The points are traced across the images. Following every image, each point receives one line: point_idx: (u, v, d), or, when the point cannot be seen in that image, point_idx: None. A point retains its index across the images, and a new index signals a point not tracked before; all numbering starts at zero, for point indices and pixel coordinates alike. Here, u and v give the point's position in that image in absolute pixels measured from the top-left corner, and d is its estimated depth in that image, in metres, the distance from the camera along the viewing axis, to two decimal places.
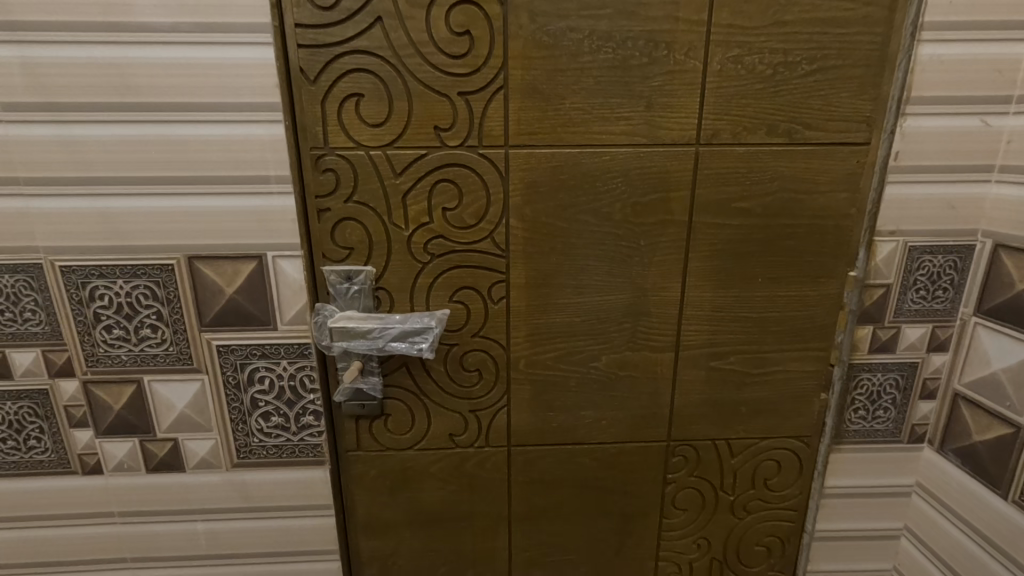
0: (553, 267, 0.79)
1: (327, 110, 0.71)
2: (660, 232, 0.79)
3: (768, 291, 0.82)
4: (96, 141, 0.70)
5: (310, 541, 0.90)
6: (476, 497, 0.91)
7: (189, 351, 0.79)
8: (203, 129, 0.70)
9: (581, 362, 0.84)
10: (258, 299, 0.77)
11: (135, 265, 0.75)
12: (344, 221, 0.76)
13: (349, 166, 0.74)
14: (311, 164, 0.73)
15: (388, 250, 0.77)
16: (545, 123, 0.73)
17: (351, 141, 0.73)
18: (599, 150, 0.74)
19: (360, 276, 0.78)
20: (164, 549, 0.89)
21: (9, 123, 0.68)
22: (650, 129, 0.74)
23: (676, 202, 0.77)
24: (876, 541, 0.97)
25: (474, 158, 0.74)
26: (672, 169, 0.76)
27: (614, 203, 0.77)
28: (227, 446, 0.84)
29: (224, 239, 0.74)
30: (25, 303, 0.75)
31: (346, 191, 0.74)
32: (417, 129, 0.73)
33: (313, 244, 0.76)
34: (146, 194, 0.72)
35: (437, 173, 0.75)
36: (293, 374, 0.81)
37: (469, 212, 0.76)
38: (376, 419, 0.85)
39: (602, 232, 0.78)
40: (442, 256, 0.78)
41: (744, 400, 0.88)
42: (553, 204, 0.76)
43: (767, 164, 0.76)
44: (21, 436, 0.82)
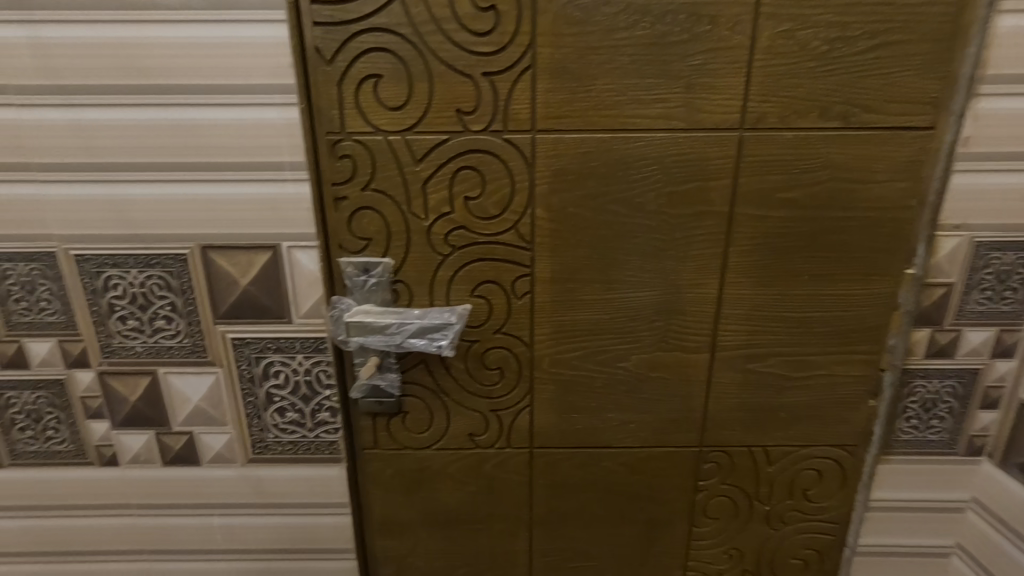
0: (580, 261, 0.74)
1: (343, 92, 0.67)
2: (698, 225, 0.73)
3: (814, 290, 0.76)
4: (107, 126, 0.67)
5: (326, 539, 0.88)
6: (496, 499, 0.87)
7: (203, 344, 0.77)
8: (215, 113, 0.67)
9: (608, 362, 0.79)
10: (273, 292, 0.74)
11: (149, 255, 0.73)
12: (361, 210, 0.72)
13: (366, 153, 0.70)
14: (326, 150, 0.69)
15: (407, 241, 0.73)
16: (575, 106, 0.68)
17: (369, 126, 0.69)
18: (633, 135, 0.69)
19: (379, 269, 0.74)
20: (180, 542, 0.88)
21: (19, 108, 0.66)
22: (689, 112, 0.68)
23: (715, 192, 0.71)
24: (924, 559, 0.90)
25: (498, 144, 0.69)
26: (712, 156, 0.70)
27: (648, 193, 0.71)
28: (243, 441, 0.82)
29: (238, 229, 0.72)
30: (40, 292, 0.74)
31: (363, 179, 0.71)
32: (437, 113, 0.68)
33: (330, 234, 0.73)
34: (160, 181, 0.70)
35: (459, 160, 0.70)
36: (309, 369, 0.78)
37: (492, 202, 0.72)
38: (393, 417, 0.82)
39: (635, 224, 0.73)
40: (463, 248, 0.74)
41: (784, 405, 0.82)
42: (581, 193, 0.71)
43: (819, 150, 0.69)
44: (39, 426, 0.81)
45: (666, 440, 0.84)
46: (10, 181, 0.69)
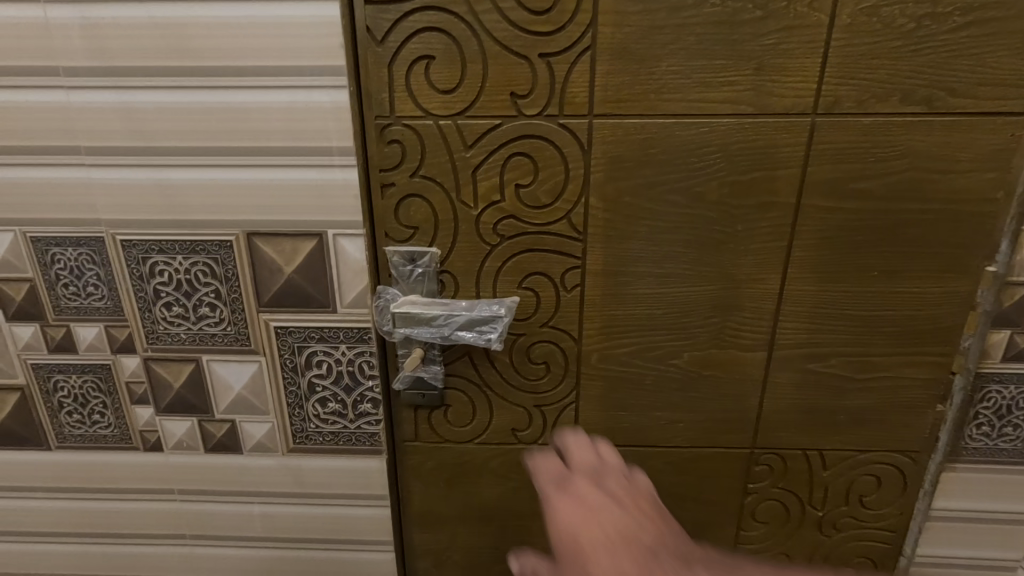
0: (635, 253, 0.71)
1: (394, 75, 0.65)
2: (761, 217, 0.69)
3: (884, 288, 0.71)
4: (155, 109, 0.66)
5: (365, 530, 0.88)
6: (537, 496, 0.85)
7: (247, 332, 0.76)
8: (263, 96, 0.65)
9: (660, 359, 0.76)
10: (318, 280, 0.73)
11: (195, 241, 0.72)
12: (409, 197, 0.70)
13: (416, 138, 0.67)
14: (375, 135, 0.67)
15: (455, 230, 0.71)
16: (637, 89, 0.64)
17: (419, 109, 0.66)
18: (697, 121, 0.65)
19: (426, 258, 0.72)
20: (220, 528, 0.88)
21: (68, 90, 0.65)
22: (758, 95, 0.64)
23: (782, 182, 0.67)
24: (983, 570, 0.87)
25: (552, 130, 0.66)
26: (781, 143, 0.65)
27: (710, 182, 0.67)
28: (284, 430, 0.82)
29: (284, 216, 0.70)
30: (88, 277, 0.74)
31: (412, 165, 0.68)
32: (490, 96, 0.65)
33: (377, 222, 0.71)
34: (207, 166, 0.68)
35: (511, 145, 0.67)
36: (352, 359, 0.77)
37: (545, 190, 0.69)
38: (436, 410, 0.80)
39: (694, 215, 0.69)
40: (513, 238, 0.71)
41: (843, 408, 0.78)
42: (639, 182, 0.68)
43: (898, 137, 0.65)
44: (86, 410, 0.82)
45: (715, 441, 0.81)
46: (60, 165, 0.69)
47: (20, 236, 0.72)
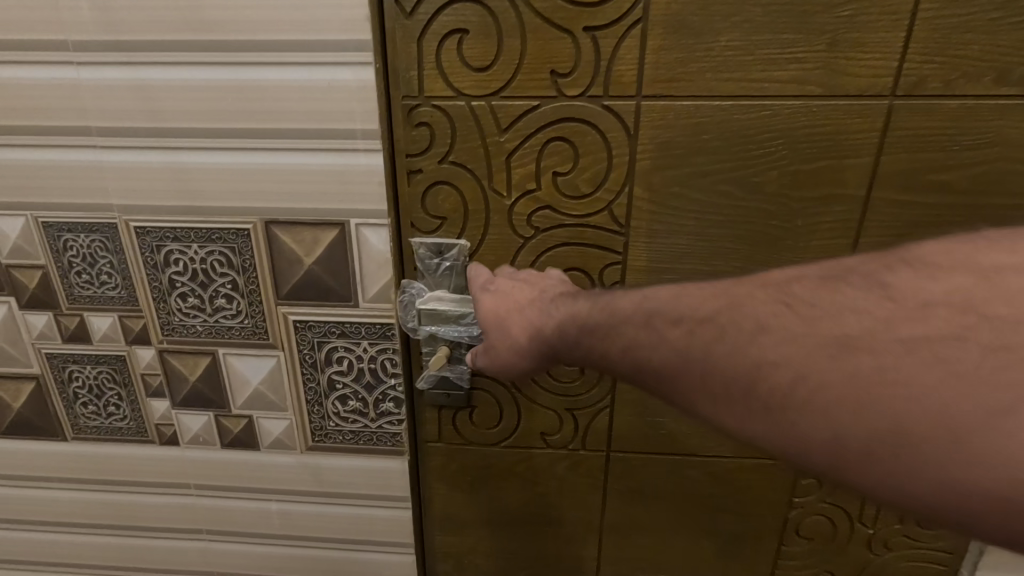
0: (683, 249, 0.65)
1: (424, 51, 0.59)
2: (825, 211, 0.62)
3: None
4: (168, 87, 0.61)
5: (385, 532, 0.84)
6: (566, 503, 0.81)
7: (265, 325, 0.72)
8: (283, 74, 0.60)
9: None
10: (340, 273, 0.69)
11: (210, 229, 0.68)
12: (437, 185, 0.65)
13: (447, 120, 0.62)
14: (402, 117, 0.62)
15: (486, 221, 0.66)
16: (692, 67, 0.57)
17: (450, 89, 0.61)
18: (758, 103, 0.58)
19: (454, 250, 0.67)
20: (236, 525, 0.86)
21: (78, 66, 0.61)
22: (831, 74, 0.57)
23: (850, 172, 0.60)
24: None
25: (594, 112, 0.60)
26: (852, 128, 0.59)
27: (769, 172, 0.61)
28: (303, 428, 0.78)
29: (304, 204, 0.66)
30: (102, 265, 0.71)
31: (441, 150, 0.63)
32: (528, 74, 0.59)
33: (402, 210, 0.66)
34: (224, 150, 0.64)
35: (549, 129, 0.61)
36: (374, 356, 0.73)
37: (585, 178, 0.63)
38: (461, 411, 0.76)
39: (751, 208, 0.63)
40: (548, 230, 0.66)
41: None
42: (690, 171, 0.62)
43: (988, 122, 0.57)
44: (101, 401, 0.79)
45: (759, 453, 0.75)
46: (70, 147, 0.65)
47: (32, 221, 0.69)
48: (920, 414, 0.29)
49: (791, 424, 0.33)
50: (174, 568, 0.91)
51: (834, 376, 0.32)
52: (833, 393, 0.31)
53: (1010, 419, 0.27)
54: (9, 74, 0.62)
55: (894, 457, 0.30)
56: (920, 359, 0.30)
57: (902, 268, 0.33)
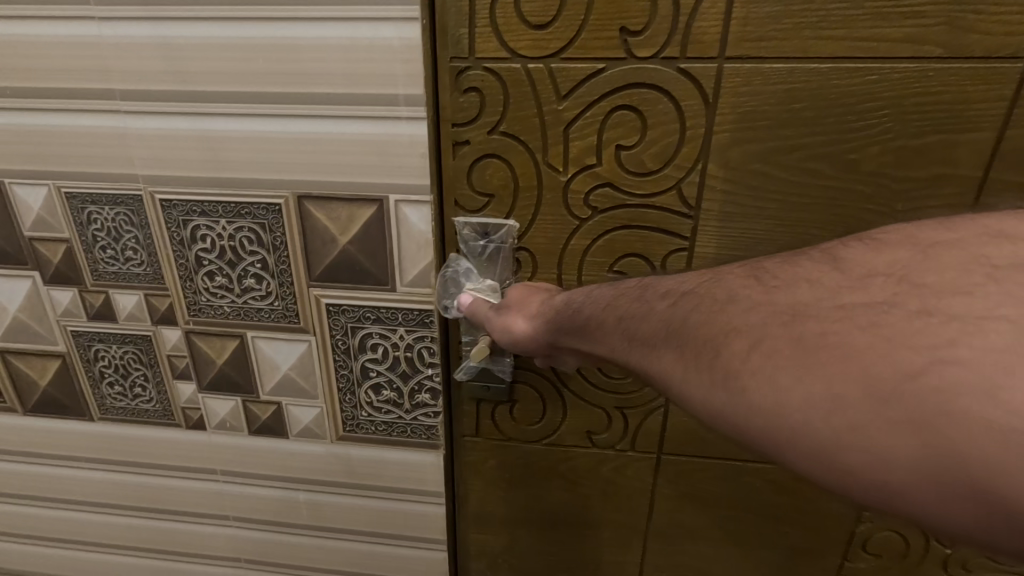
0: (759, 235, 0.58)
1: (477, 6, 0.53)
2: (929, 194, 0.54)
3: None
4: (196, 46, 0.56)
5: (417, 527, 0.80)
6: (610, 506, 0.75)
7: (296, 308, 0.67)
8: (320, 30, 0.54)
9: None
10: (376, 254, 0.63)
11: (240, 204, 0.63)
12: (485, 158, 0.59)
13: (499, 86, 0.56)
14: (451, 82, 0.56)
15: (539, 198, 0.60)
16: (788, 23, 0.50)
17: (504, 49, 0.54)
18: (864, 66, 0.50)
19: (501, 232, 0.62)
20: (263, 513, 0.83)
21: (100, 22, 0.56)
22: (954, 32, 0.49)
23: (966, 149, 0.53)
24: None
25: (667, 77, 0.53)
26: (973, 97, 0.51)
27: (868, 148, 0.53)
28: (334, 417, 0.74)
29: (340, 177, 0.60)
30: (126, 240, 0.67)
31: (492, 120, 0.57)
32: (594, 32, 0.52)
33: (448, 187, 0.60)
34: (254, 116, 0.59)
35: (613, 96, 0.54)
36: (411, 344, 0.68)
37: (652, 153, 0.56)
38: (501, 406, 0.71)
39: (843, 189, 0.55)
40: (607, 211, 0.59)
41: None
42: (775, 146, 0.54)
43: None
44: (128, 382, 0.76)
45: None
46: (92, 111, 0.60)
47: (54, 191, 0.65)
48: (857, 372, 0.27)
49: (735, 388, 0.31)
50: (200, 553, 0.89)
51: (780, 338, 0.31)
52: (776, 356, 0.30)
53: (925, 379, 0.25)
54: (27, 30, 0.57)
55: (830, 417, 0.27)
56: (854, 325, 0.29)
57: (859, 247, 0.34)
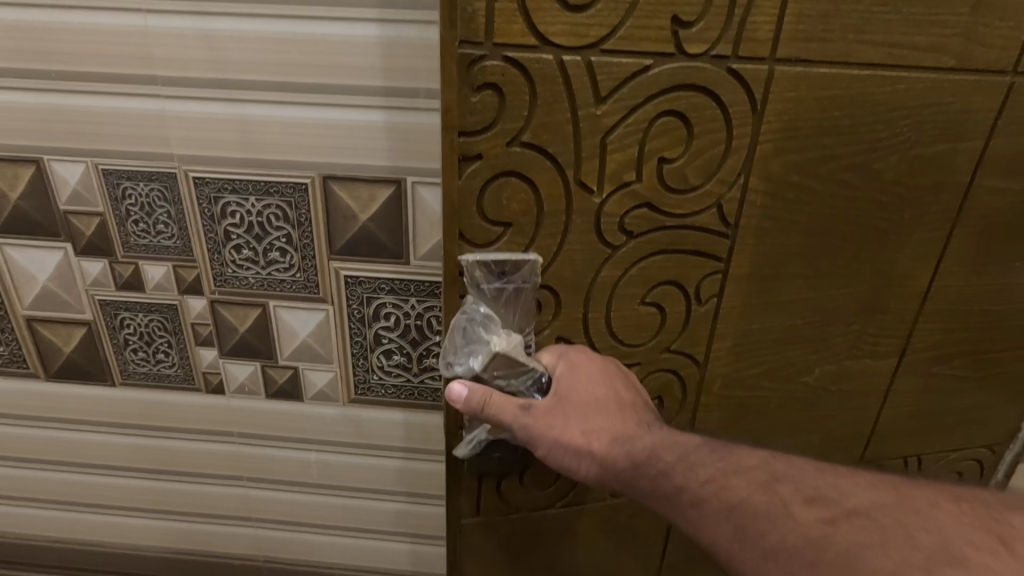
0: (791, 249, 0.65)
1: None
2: (932, 201, 0.64)
3: (1017, 271, 0.69)
4: (238, 39, 0.63)
5: (423, 483, 0.88)
6: (625, 549, 0.82)
7: (317, 280, 0.74)
8: (350, 29, 0.61)
9: (791, 375, 0.73)
10: (393, 230, 0.71)
11: (268, 182, 0.69)
12: (504, 170, 0.59)
13: (522, 94, 0.55)
14: (460, 96, 0.55)
15: (563, 213, 0.61)
16: (832, 25, 0.54)
17: (535, 36, 0.53)
18: (893, 76, 0.57)
19: (523, 267, 0.63)
20: (278, 473, 0.90)
21: (146, 14, 0.62)
22: (953, 46, 0.56)
23: (961, 156, 0.62)
24: None
25: (714, 82, 0.57)
26: (974, 108, 0.60)
27: (890, 158, 0.61)
28: (347, 380, 0.81)
29: (362, 160, 0.68)
30: (159, 215, 0.72)
31: (507, 136, 0.57)
32: (639, 22, 0.53)
33: (453, 205, 0.60)
34: (287, 103, 0.65)
35: (668, 99, 0.57)
36: (421, 313, 0.76)
37: (693, 167, 0.60)
38: (507, 479, 0.75)
39: (863, 199, 0.63)
40: (646, 232, 0.63)
41: (948, 391, 0.78)
42: (815, 156, 0.60)
43: None
44: (151, 349, 0.82)
45: (821, 427, 0.78)
46: (134, 95, 0.66)
47: (91, 168, 0.70)
48: None
49: None
50: (213, 513, 0.94)
51: None
52: None
53: None
54: (77, 19, 0.63)
55: None
56: None
57: None
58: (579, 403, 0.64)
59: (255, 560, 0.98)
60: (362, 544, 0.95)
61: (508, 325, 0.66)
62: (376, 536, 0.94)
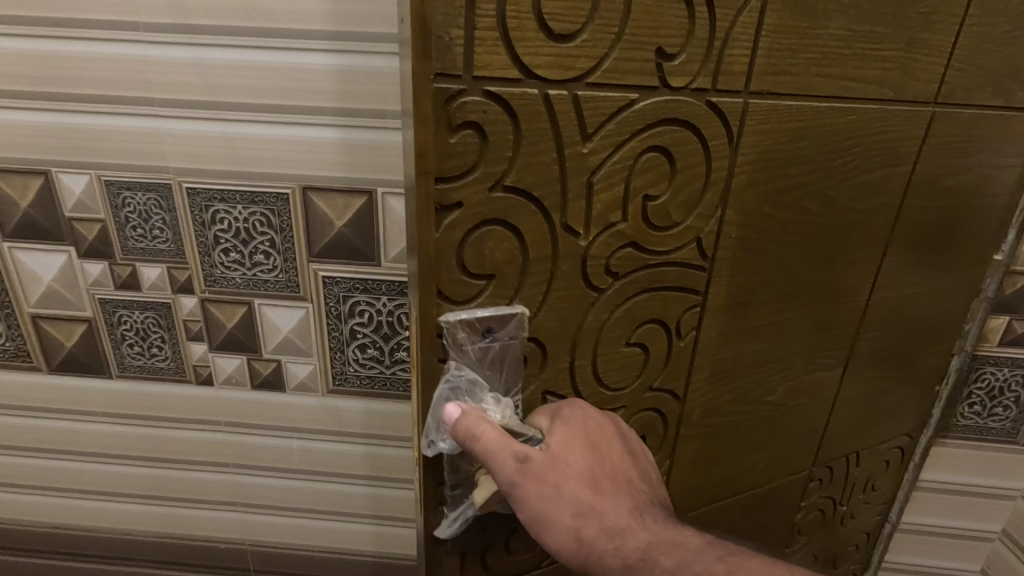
0: (760, 276, 0.69)
1: (475, 16, 0.48)
2: (876, 221, 0.71)
3: (942, 276, 0.78)
4: (228, 67, 0.71)
5: (396, 468, 0.96)
6: None
7: (298, 280, 0.83)
8: (328, 59, 0.70)
9: (758, 397, 0.77)
10: (366, 234, 0.79)
11: (254, 192, 0.78)
12: (487, 219, 0.56)
13: (506, 137, 0.53)
14: (437, 137, 0.51)
15: (549, 258, 0.60)
16: (799, 59, 0.59)
17: (518, 68, 0.51)
18: (844, 107, 0.63)
19: (510, 321, 0.61)
20: (261, 460, 0.97)
21: (147, 44, 0.71)
22: (890, 79, 0.63)
23: (894, 177, 0.69)
24: (966, 541, 0.96)
25: (693, 116, 0.59)
26: (906, 134, 0.67)
27: (840, 184, 0.67)
28: (325, 372, 0.89)
29: (338, 173, 0.76)
30: (155, 221, 0.80)
31: (488, 182, 0.54)
32: (624, 53, 0.53)
33: (429, 258, 0.55)
34: (270, 122, 0.74)
35: (654, 135, 0.58)
36: (392, 310, 0.84)
37: (675, 204, 0.62)
38: (493, 550, 0.73)
39: (819, 222, 0.68)
40: (632, 270, 0.64)
41: (885, 392, 0.84)
42: (780, 185, 0.65)
43: (995, 136, 0.70)
44: (146, 343, 0.89)
45: (781, 439, 0.81)
46: (134, 115, 0.75)
47: (95, 179, 0.78)
48: None
49: None
50: (201, 499, 1.01)
51: None
52: None
53: None
54: (87, 48, 0.71)
55: None
56: None
57: None
58: (577, 477, 0.63)
59: (239, 544, 1.05)
60: (341, 527, 1.02)
61: (496, 384, 0.64)
62: (355, 519, 1.01)
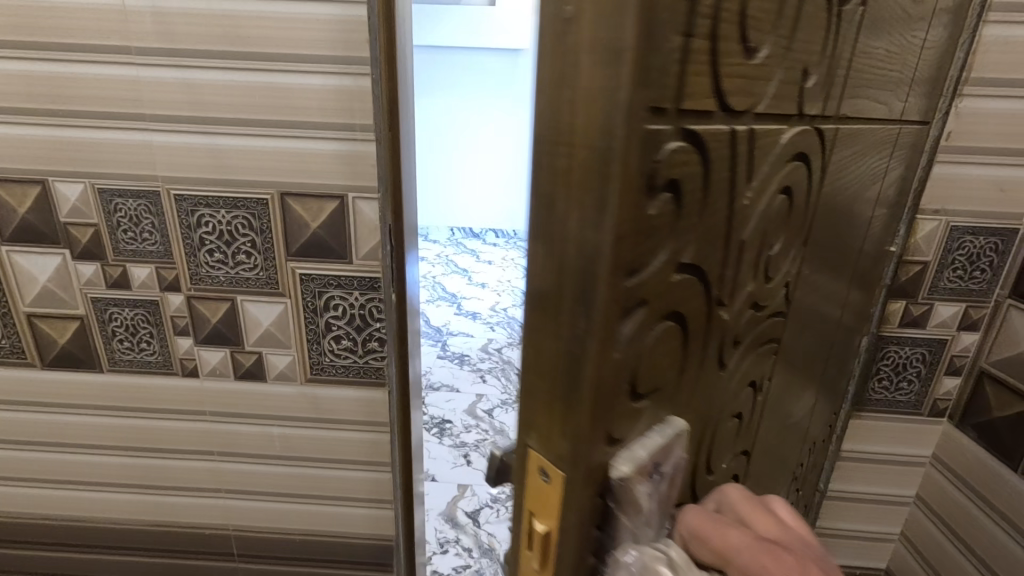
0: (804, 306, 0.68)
1: (693, 22, 0.34)
2: (861, 233, 0.75)
3: (879, 271, 0.86)
4: (212, 86, 0.80)
5: (369, 452, 1.04)
6: None
7: (277, 277, 0.91)
8: (302, 79, 0.79)
9: (787, 423, 0.77)
10: (339, 234, 0.88)
11: (236, 197, 0.86)
12: (662, 311, 0.41)
13: (695, 199, 0.40)
14: (639, 211, 0.34)
15: (703, 334, 0.49)
16: (861, 75, 0.57)
17: (715, 97, 0.38)
18: (868, 123, 0.64)
19: (673, 447, 0.47)
20: (244, 447, 1.04)
21: (138, 66, 0.79)
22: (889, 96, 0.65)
23: (876, 190, 0.74)
24: (887, 506, 1.07)
25: (818, 150, 0.55)
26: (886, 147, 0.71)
27: (855, 203, 0.70)
28: (303, 363, 0.97)
29: (312, 180, 0.85)
30: (145, 225, 0.88)
31: (672, 261, 0.40)
32: (786, 75, 0.46)
33: (608, 391, 0.37)
34: (249, 135, 0.83)
35: (786, 174, 0.51)
36: (364, 303, 0.92)
37: (782, 252, 0.57)
38: None
39: (841, 243, 0.70)
40: (749, 331, 0.57)
41: (837, 383, 0.91)
42: (829, 212, 0.64)
43: (913, 143, 0.77)
44: (135, 338, 0.96)
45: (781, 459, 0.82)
46: (126, 129, 0.83)
47: (88, 187, 0.86)
48: None
49: None
50: (186, 486, 1.08)
51: None
52: None
53: None
54: (84, 70, 0.80)
55: None
56: None
57: None
58: None
59: (224, 529, 1.12)
60: (321, 510, 1.09)
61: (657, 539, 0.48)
62: (333, 502, 1.08)
